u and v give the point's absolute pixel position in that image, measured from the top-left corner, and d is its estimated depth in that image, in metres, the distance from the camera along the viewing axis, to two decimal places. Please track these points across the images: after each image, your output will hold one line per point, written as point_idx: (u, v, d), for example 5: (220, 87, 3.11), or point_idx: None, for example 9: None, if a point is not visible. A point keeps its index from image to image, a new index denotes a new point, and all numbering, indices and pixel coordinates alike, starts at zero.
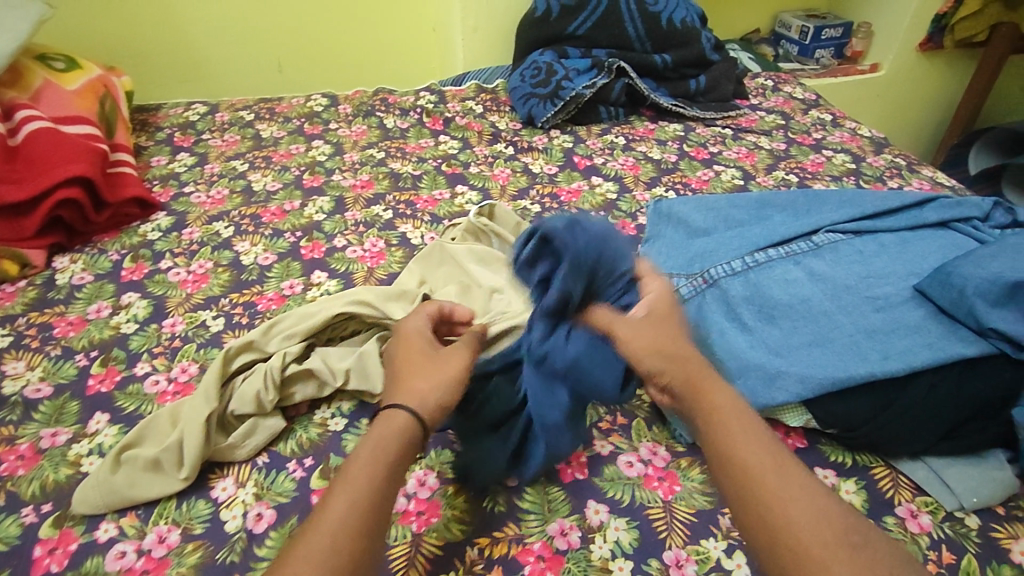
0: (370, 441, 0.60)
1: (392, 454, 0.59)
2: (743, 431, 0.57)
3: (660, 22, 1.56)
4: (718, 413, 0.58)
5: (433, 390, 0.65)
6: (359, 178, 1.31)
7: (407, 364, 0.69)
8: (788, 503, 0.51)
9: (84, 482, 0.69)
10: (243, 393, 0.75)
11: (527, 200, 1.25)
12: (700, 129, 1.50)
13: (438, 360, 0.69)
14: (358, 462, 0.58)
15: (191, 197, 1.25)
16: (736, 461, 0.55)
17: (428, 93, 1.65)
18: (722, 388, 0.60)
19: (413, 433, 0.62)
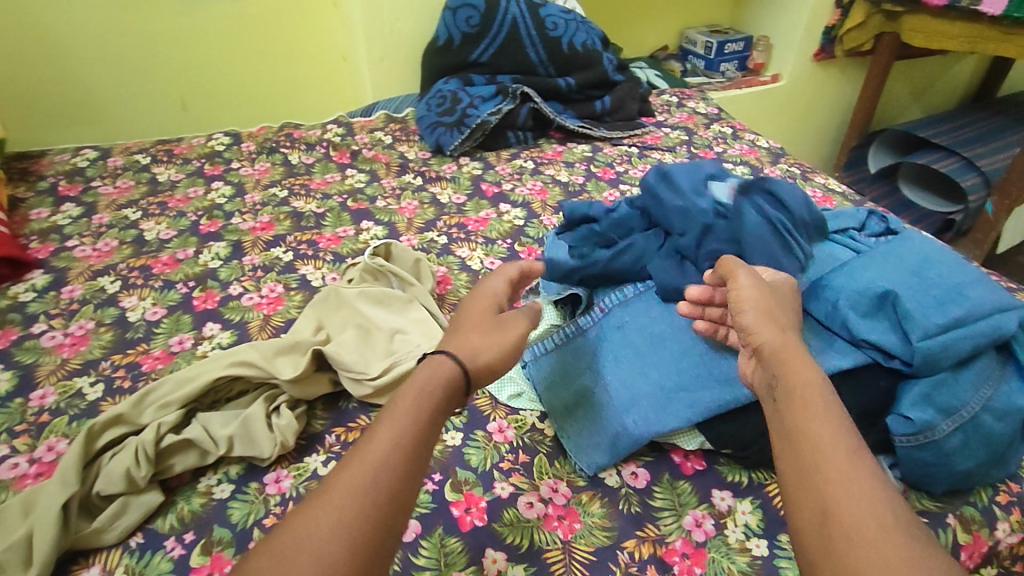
0: (413, 386, 0.61)
1: (432, 404, 0.60)
2: (821, 407, 0.56)
3: (562, 45, 1.58)
4: (802, 390, 0.57)
5: (489, 344, 0.68)
6: (259, 220, 1.26)
7: (469, 320, 0.72)
8: (850, 488, 0.49)
9: None
10: (111, 470, 0.69)
11: (434, 232, 1.23)
12: (607, 149, 1.52)
13: (495, 322, 0.72)
14: (398, 406, 0.59)
15: (74, 251, 1.17)
16: (804, 429, 0.55)
17: (336, 126, 1.62)
18: (806, 364, 0.60)
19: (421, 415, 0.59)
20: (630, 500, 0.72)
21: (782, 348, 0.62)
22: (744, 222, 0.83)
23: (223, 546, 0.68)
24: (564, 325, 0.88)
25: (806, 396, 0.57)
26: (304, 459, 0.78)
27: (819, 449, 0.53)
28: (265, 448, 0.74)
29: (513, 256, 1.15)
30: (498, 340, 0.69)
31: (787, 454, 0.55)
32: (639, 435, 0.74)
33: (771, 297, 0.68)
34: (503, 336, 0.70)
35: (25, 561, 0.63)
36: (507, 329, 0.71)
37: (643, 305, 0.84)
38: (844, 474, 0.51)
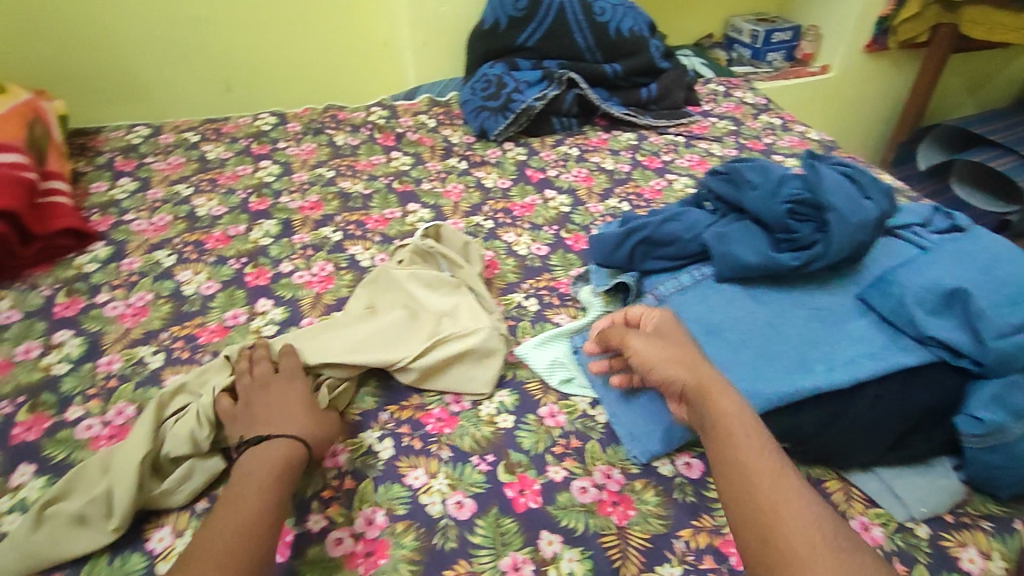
0: (262, 463, 0.67)
1: (289, 478, 0.67)
2: (748, 437, 0.62)
3: (609, 31, 1.55)
4: (727, 422, 0.63)
5: (315, 428, 0.73)
6: (307, 199, 1.27)
7: (282, 405, 0.74)
8: (780, 510, 0.56)
9: None
10: (175, 435, 0.72)
11: (480, 216, 1.22)
12: (653, 137, 1.51)
13: (313, 408, 0.75)
14: (255, 479, 0.65)
15: (131, 225, 1.20)
16: (735, 461, 0.61)
17: (380, 109, 1.62)
18: (727, 395, 0.66)
19: (274, 482, 0.65)
20: (684, 490, 0.73)
21: (702, 382, 0.67)
22: (816, 174, 0.80)
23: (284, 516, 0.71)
24: (615, 311, 0.88)
25: (731, 426, 0.63)
26: (360, 434, 0.80)
27: (750, 478, 0.59)
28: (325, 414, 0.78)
29: (560, 243, 1.15)
30: (319, 428, 0.73)
31: (725, 484, 0.60)
32: None
33: (670, 343, 0.72)
34: (324, 423, 0.75)
35: (106, 515, 0.67)
36: (328, 418, 0.76)
37: (700, 293, 0.82)
38: (774, 499, 0.57)
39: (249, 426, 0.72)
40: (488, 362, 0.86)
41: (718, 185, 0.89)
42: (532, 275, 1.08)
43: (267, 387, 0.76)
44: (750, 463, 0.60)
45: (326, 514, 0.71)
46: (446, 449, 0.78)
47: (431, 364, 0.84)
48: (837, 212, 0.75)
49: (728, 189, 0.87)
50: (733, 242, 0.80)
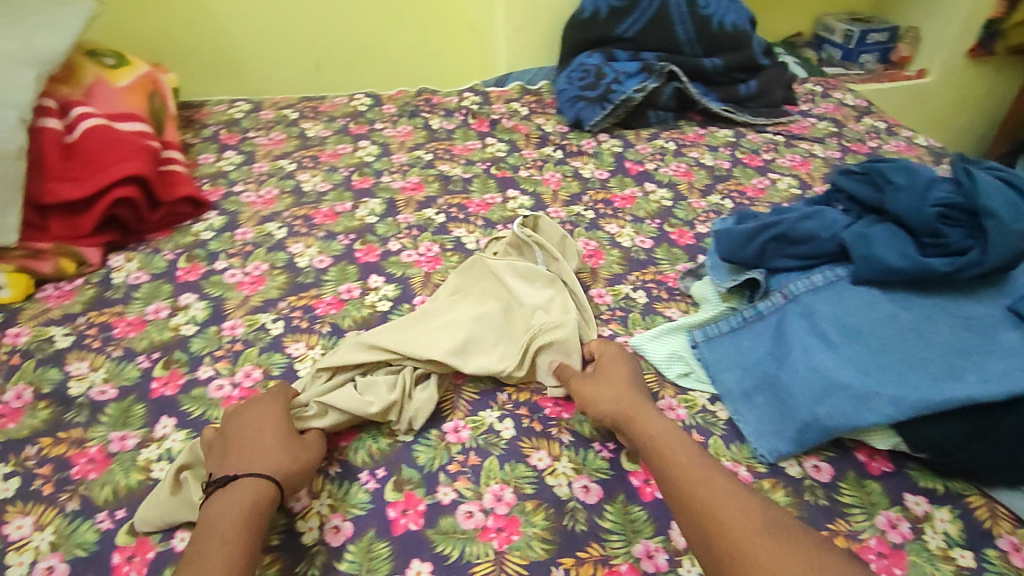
0: (228, 514, 0.62)
1: (258, 522, 0.63)
2: (673, 452, 0.68)
3: (711, 24, 1.52)
4: (657, 444, 0.69)
5: (290, 462, 0.69)
6: (408, 180, 1.28)
7: (262, 434, 0.71)
8: (717, 512, 0.60)
9: (147, 499, 0.69)
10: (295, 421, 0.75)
11: (580, 206, 1.22)
12: (752, 135, 1.48)
13: (290, 439, 0.72)
14: (220, 529, 0.61)
15: (242, 197, 1.21)
16: (670, 479, 0.65)
17: (472, 94, 1.60)
18: (652, 417, 0.73)
19: (242, 527, 0.61)
20: (815, 493, 0.71)
21: (627, 410, 0.74)
22: (973, 178, 0.77)
23: (413, 486, 0.73)
24: (740, 311, 0.88)
25: (660, 444, 0.69)
26: (479, 413, 0.82)
27: (684, 487, 0.63)
28: (381, 404, 0.76)
29: (664, 237, 1.15)
30: (293, 461, 0.69)
31: (670, 502, 0.64)
32: (831, 427, 0.72)
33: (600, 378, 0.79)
34: (301, 456, 0.70)
35: None
36: (305, 450, 0.72)
37: (834, 293, 0.81)
38: (710, 504, 0.61)
39: (221, 464, 0.69)
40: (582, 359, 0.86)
41: (857, 186, 0.87)
42: (637, 267, 1.08)
43: (251, 412, 0.74)
44: (681, 475, 0.65)
45: (454, 487, 0.72)
46: (567, 433, 0.79)
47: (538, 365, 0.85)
48: (997, 219, 0.73)
49: (868, 192, 0.85)
50: (876, 243, 0.78)
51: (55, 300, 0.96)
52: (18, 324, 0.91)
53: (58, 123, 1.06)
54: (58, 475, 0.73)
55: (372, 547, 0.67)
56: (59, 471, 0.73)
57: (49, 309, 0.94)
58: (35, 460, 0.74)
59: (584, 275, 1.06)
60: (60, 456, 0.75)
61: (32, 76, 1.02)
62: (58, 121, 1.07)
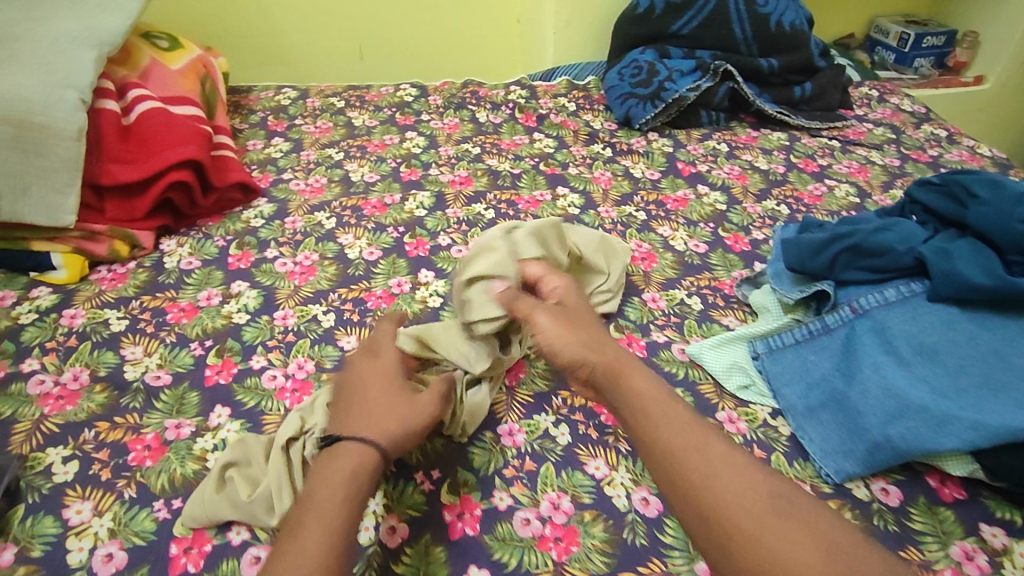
0: (334, 476, 0.61)
1: (359, 490, 0.61)
2: (660, 412, 0.66)
3: (769, 23, 1.47)
4: (642, 404, 0.67)
5: (395, 424, 0.67)
6: (457, 174, 1.26)
7: (371, 394, 0.70)
8: (721, 486, 0.58)
9: (194, 494, 0.68)
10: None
11: (631, 206, 1.20)
12: (806, 139, 1.44)
13: (399, 398, 0.70)
14: (323, 493, 0.59)
15: (291, 184, 1.21)
16: (656, 442, 0.63)
17: (519, 87, 1.56)
18: (637, 373, 0.70)
19: (344, 493, 0.60)
20: (885, 517, 0.69)
21: (611, 365, 0.70)
22: None
23: (469, 489, 0.72)
24: (805, 323, 0.85)
25: (649, 407, 0.66)
26: (534, 416, 0.80)
27: (671, 453, 0.62)
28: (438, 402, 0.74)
29: (719, 242, 1.12)
30: (400, 422, 0.67)
31: (661, 471, 0.62)
32: (904, 450, 0.69)
33: (572, 326, 0.75)
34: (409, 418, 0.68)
35: (267, 509, 0.65)
36: (416, 408, 0.70)
37: (908, 309, 0.78)
38: (702, 474, 0.59)
39: (338, 419, 0.68)
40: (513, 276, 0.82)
41: (935, 199, 0.84)
42: (692, 272, 1.06)
43: (361, 369, 0.73)
44: (676, 442, 0.62)
45: (510, 492, 0.71)
46: (625, 442, 0.77)
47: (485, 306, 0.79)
48: None
49: (948, 206, 0.82)
50: (959, 259, 0.75)
51: (109, 283, 0.96)
52: (74, 305, 0.91)
53: (116, 105, 1.06)
54: (115, 460, 0.73)
55: (429, 551, 0.66)
56: (116, 456, 0.73)
57: (104, 292, 0.94)
58: (93, 444, 0.74)
59: (636, 278, 1.04)
60: (117, 441, 0.75)
61: (92, 57, 1.02)
62: (115, 103, 1.06)
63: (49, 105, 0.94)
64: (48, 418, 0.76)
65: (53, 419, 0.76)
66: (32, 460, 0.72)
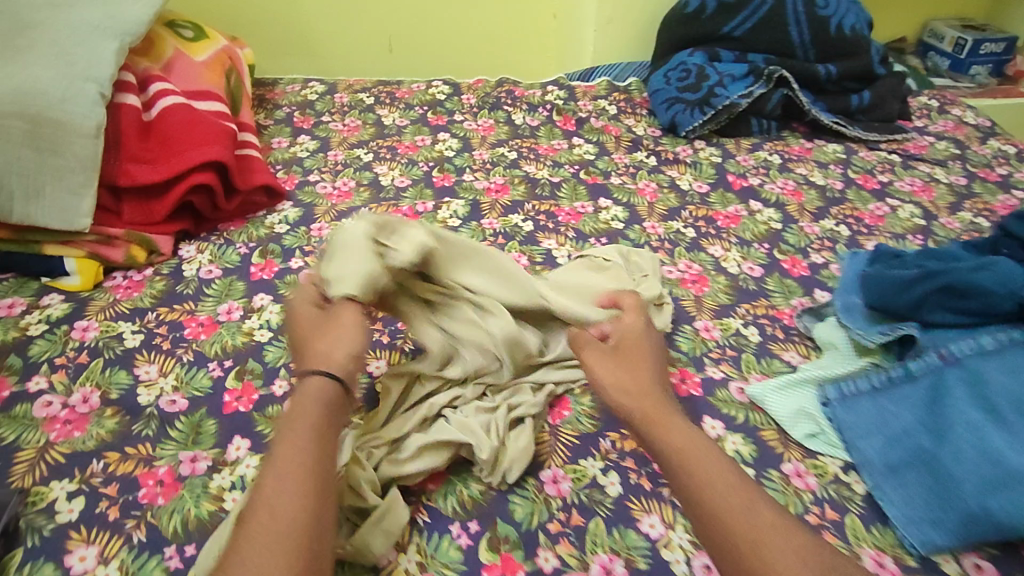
0: (286, 417, 0.61)
1: (316, 411, 0.61)
2: (698, 462, 0.64)
3: (829, 27, 1.37)
4: (680, 456, 0.65)
5: (330, 345, 0.66)
6: (492, 180, 1.19)
7: (306, 335, 0.70)
8: (767, 551, 0.56)
9: (207, 542, 0.61)
10: (394, 458, 0.69)
11: (679, 222, 1.11)
12: (864, 152, 1.34)
13: (331, 321, 0.69)
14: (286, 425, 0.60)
15: (317, 186, 1.14)
16: (697, 498, 0.61)
17: (557, 88, 1.48)
18: (675, 422, 0.68)
19: (301, 419, 0.60)
20: None
21: (647, 414, 0.69)
22: None
23: (510, 546, 0.66)
24: (882, 368, 0.79)
25: (690, 460, 0.64)
26: (580, 462, 0.74)
27: (716, 512, 0.59)
28: (484, 450, 0.69)
29: (775, 265, 1.04)
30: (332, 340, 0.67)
31: (702, 527, 0.60)
32: (1008, 525, 0.62)
33: (621, 368, 0.75)
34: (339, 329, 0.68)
35: None
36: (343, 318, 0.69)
37: (1008, 362, 0.71)
38: (749, 537, 0.57)
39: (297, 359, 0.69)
40: (374, 256, 0.71)
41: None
42: (747, 299, 0.98)
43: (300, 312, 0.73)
44: (718, 501, 0.60)
45: (556, 552, 0.65)
46: None
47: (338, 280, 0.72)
48: None
49: None
50: None
51: (124, 291, 0.90)
52: (86, 317, 0.85)
53: (137, 99, 0.99)
54: (125, 497, 0.67)
55: None
56: (125, 493, 0.67)
57: (118, 301, 0.88)
58: (101, 477, 0.68)
59: (687, 304, 0.96)
60: (127, 476, 0.69)
61: (115, 48, 0.96)
62: (137, 97, 1.00)
63: (67, 99, 0.88)
64: (54, 446, 0.70)
65: (60, 447, 0.71)
66: (35, 495, 0.66)
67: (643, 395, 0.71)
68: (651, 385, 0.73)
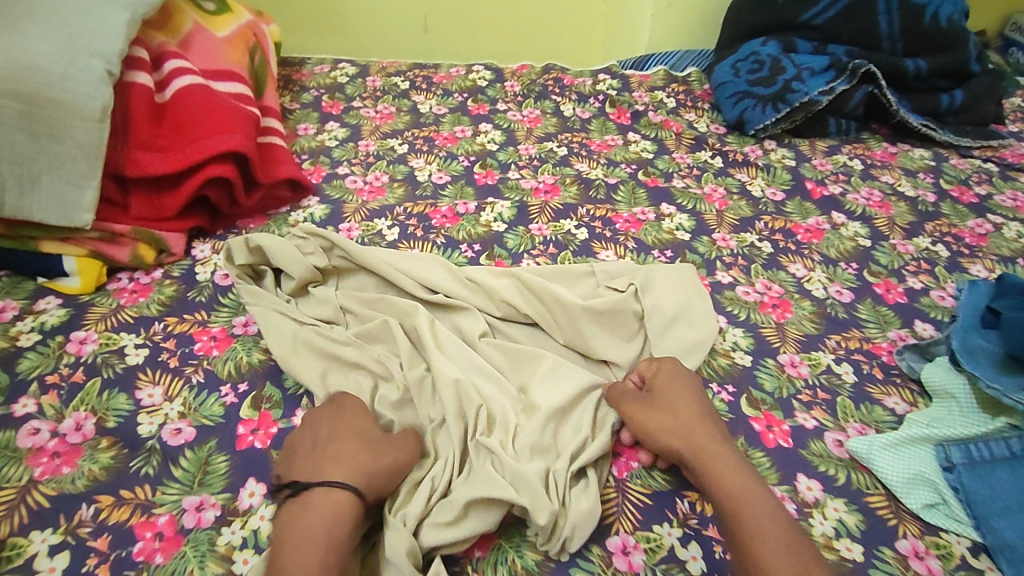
0: (306, 529, 0.54)
1: (335, 530, 0.54)
2: (752, 509, 0.58)
3: (924, 16, 1.21)
4: (734, 499, 0.59)
5: (375, 459, 0.60)
6: (541, 179, 1.06)
7: (344, 432, 0.62)
8: None
9: None
10: (436, 520, 0.58)
11: (753, 233, 0.98)
12: (956, 159, 1.19)
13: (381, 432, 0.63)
14: (300, 538, 0.53)
15: (347, 180, 1.02)
16: (750, 550, 0.56)
17: (609, 76, 1.34)
18: (728, 459, 0.62)
19: (320, 536, 0.53)
20: None
21: (699, 446, 0.63)
22: None
23: None
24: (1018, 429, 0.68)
25: (753, 518, 0.57)
26: (653, 528, 0.63)
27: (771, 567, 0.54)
28: (543, 514, 0.58)
29: (866, 289, 0.91)
30: (375, 452, 0.61)
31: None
32: None
33: (670, 397, 0.68)
34: (387, 452, 0.61)
35: None
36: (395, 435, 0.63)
37: None
38: None
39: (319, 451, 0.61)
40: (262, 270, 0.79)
41: None
42: (837, 328, 0.85)
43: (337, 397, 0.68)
44: (778, 570, 0.54)
45: None
46: None
47: (240, 262, 0.80)
48: None
49: None
50: None
51: (129, 296, 0.79)
52: (84, 326, 0.75)
53: (150, 78, 0.88)
54: (117, 553, 0.57)
55: None
56: (119, 547, 0.57)
57: (122, 308, 0.77)
58: (91, 527, 0.58)
59: (769, 332, 0.83)
60: (122, 525, 0.59)
61: (126, 19, 0.85)
62: (149, 76, 0.88)
63: (70, 76, 0.77)
64: (39, 486, 0.60)
65: (46, 487, 0.60)
66: (12, 548, 0.56)
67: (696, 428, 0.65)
68: (702, 416, 0.66)
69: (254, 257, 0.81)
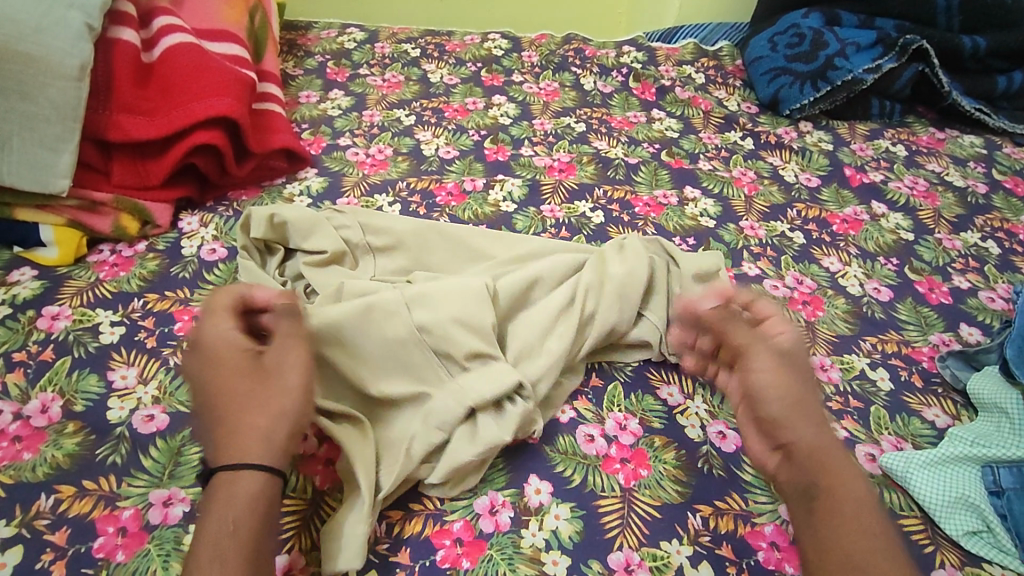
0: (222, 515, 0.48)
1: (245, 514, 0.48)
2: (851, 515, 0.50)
3: None
4: (842, 500, 0.51)
5: (268, 422, 0.52)
6: (556, 157, 0.99)
7: (230, 397, 0.53)
8: None
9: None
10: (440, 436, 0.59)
11: (784, 222, 0.90)
12: (1011, 148, 1.09)
13: (267, 383, 0.54)
14: (212, 527, 0.47)
15: (348, 152, 0.96)
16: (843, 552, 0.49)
17: (634, 49, 1.25)
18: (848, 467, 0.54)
19: (234, 517, 0.48)
20: None
21: (818, 444, 0.55)
22: None
23: None
24: None
25: (850, 516, 0.50)
26: (661, 544, 0.57)
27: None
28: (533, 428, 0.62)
29: (908, 287, 0.83)
30: (271, 408, 0.53)
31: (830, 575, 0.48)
32: None
33: (788, 373, 0.58)
34: (275, 401, 0.53)
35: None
36: (280, 382, 0.54)
37: None
38: None
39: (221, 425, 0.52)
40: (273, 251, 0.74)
41: None
42: (873, 330, 0.77)
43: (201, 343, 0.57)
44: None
45: None
46: None
47: (256, 236, 0.74)
48: None
49: None
50: None
51: (109, 270, 0.74)
52: (58, 300, 0.70)
53: (137, 36, 0.82)
54: (75, 549, 0.52)
55: None
56: (77, 542, 0.53)
57: (100, 282, 0.73)
58: (49, 519, 0.54)
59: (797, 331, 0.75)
60: (83, 519, 0.54)
61: None
62: (137, 33, 0.82)
63: (44, 29, 0.72)
64: None
65: (3, 475, 0.56)
66: None
67: (812, 425, 0.56)
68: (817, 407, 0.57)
69: (272, 233, 0.74)
